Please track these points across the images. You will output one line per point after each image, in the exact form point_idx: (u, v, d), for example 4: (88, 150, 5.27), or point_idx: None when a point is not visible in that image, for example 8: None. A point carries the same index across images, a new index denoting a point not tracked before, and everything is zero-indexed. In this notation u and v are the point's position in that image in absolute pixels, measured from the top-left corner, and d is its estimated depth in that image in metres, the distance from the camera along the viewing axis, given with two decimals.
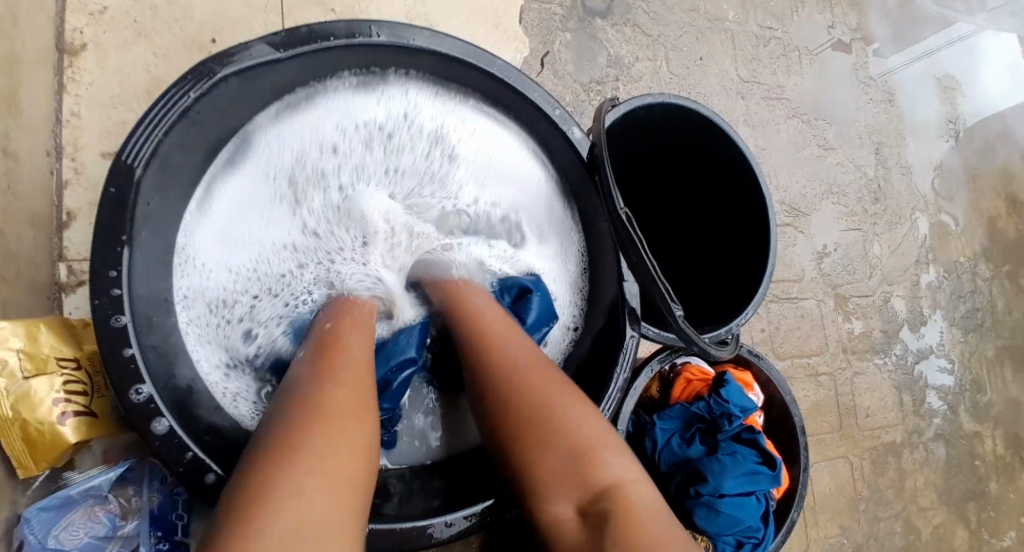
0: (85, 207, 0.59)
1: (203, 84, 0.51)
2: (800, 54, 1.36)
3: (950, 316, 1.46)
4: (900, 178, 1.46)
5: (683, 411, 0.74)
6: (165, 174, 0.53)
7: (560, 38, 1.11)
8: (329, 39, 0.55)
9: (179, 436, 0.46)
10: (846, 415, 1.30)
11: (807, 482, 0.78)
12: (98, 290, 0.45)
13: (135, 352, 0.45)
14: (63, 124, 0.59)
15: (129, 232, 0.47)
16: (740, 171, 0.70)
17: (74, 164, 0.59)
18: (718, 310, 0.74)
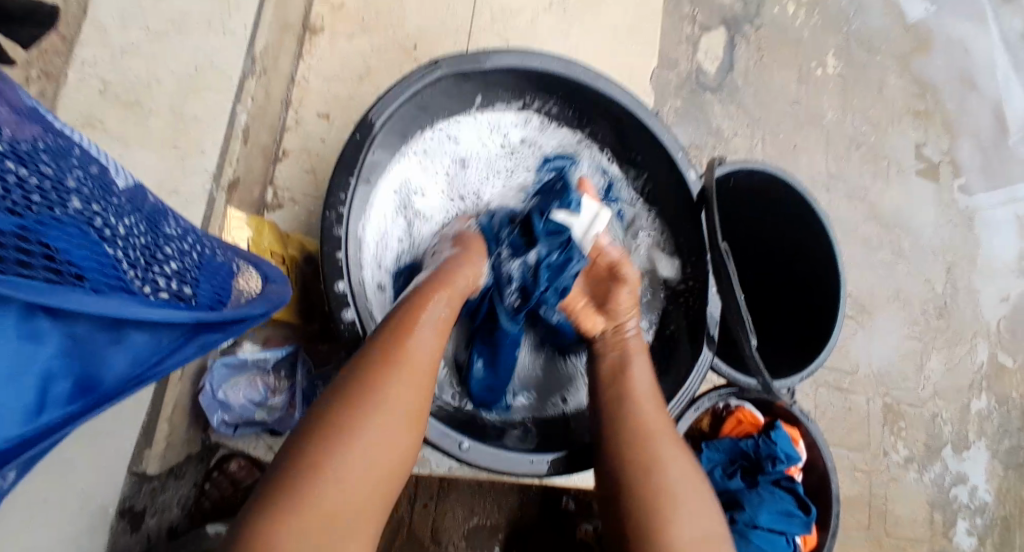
0: (296, 150, 0.72)
1: (432, 75, 0.62)
2: (888, 163, 1.45)
3: (993, 447, 1.47)
4: (966, 301, 1.50)
5: (730, 445, 0.81)
6: (388, 135, 0.64)
7: (670, 104, 1.25)
8: (530, 65, 0.66)
9: (357, 327, 0.56)
10: (876, 516, 1.32)
11: (832, 545, 0.83)
12: (328, 203, 0.56)
13: (343, 255, 0.56)
14: (295, 85, 0.74)
15: (358, 168, 0.58)
16: (815, 243, 0.80)
17: (296, 116, 0.73)
18: (788, 361, 0.83)
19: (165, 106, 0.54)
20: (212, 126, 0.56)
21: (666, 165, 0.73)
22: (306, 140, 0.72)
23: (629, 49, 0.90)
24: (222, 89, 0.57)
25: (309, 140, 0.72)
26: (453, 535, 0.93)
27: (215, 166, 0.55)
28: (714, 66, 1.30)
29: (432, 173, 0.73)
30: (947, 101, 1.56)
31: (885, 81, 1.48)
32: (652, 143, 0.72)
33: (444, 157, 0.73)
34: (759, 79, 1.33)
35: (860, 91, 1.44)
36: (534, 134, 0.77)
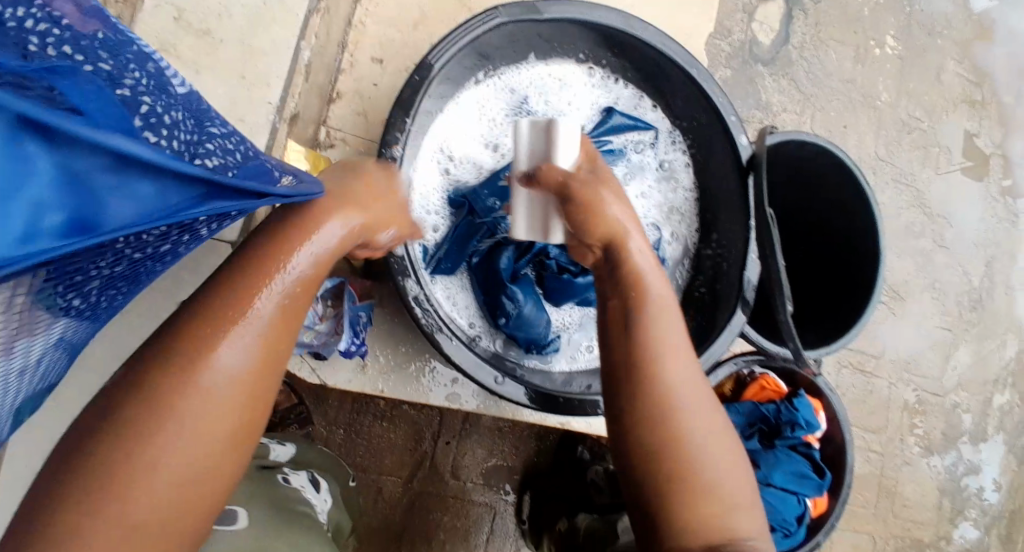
0: (350, 91, 0.73)
1: (491, 20, 0.62)
2: (939, 150, 1.41)
3: (1011, 443, 1.47)
4: (1003, 297, 1.47)
5: (752, 409, 0.82)
6: (445, 80, 0.65)
7: (720, 73, 1.23)
8: (585, 17, 0.66)
9: (406, 260, 0.60)
10: (884, 497, 1.33)
11: (841, 515, 0.85)
12: (384, 142, 0.57)
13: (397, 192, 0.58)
14: (352, 25, 0.74)
15: (415, 108, 0.58)
16: (860, 217, 0.79)
17: (352, 57, 0.73)
18: (819, 334, 0.84)
19: (234, 37, 0.56)
20: (276, 60, 0.57)
21: (716, 127, 0.72)
22: (360, 81, 0.73)
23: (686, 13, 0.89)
24: (287, 24, 0.58)
25: (363, 82, 0.73)
26: (472, 472, 0.99)
27: (278, 100, 0.57)
28: (769, 36, 1.26)
29: (488, 117, 0.71)
30: (1007, 92, 1.50)
31: (944, 66, 1.43)
32: (704, 101, 0.71)
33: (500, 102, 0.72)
34: (814, 54, 1.29)
35: (918, 74, 1.40)
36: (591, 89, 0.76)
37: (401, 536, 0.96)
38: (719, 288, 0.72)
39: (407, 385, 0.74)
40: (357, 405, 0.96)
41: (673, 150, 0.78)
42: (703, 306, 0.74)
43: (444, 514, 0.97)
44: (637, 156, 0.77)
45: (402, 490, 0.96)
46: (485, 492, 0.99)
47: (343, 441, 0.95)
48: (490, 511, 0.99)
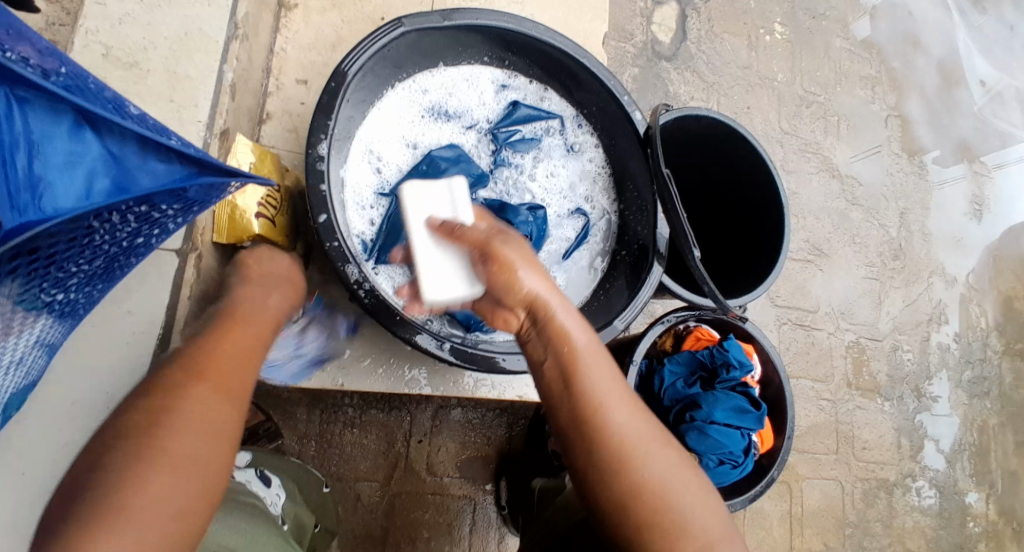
0: (278, 112, 0.79)
1: (393, 31, 0.68)
2: (839, 118, 1.54)
3: (955, 378, 1.57)
4: (921, 243, 1.59)
5: (690, 358, 0.89)
6: (359, 88, 0.71)
7: (628, 71, 1.33)
8: (478, 21, 0.73)
9: (343, 247, 0.64)
10: (844, 443, 1.41)
11: (789, 447, 0.91)
12: (309, 143, 0.63)
13: (326, 187, 0.63)
14: (274, 55, 0.81)
15: (334, 112, 0.64)
16: (757, 173, 0.88)
17: (277, 82, 0.80)
18: (739, 286, 0.92)
19: (161, 67, 0.62)
20: (202, 83, 0.64)
21: (612, 105, 0.79)
22: (287, 103, 0.79)
23: (581, 14, 0.98)
24: (209, 51, 0.64)
25: (290, 103, 0.80)
26: (447, 465, 1.02)
27: (207, 117, 0.63)
28: (667, 34, 1.38)
29: (404, 122, 0.78)
30: (892, 60, 1.66)
31: (831, 43, 1.57)
32: (599, 85, 0.79)
33: (413, 108, 0.79)
34: (711, 45, 1.42)
35: (808, 53, 1.53)
36: (495, 87, 0.83)
37: (385, 539, 0.97)
38: (635, 247, 0.79)
39: (366, 378, 0.79)
40: (328, 415, 0.99)
41: (580, 132, 0.85)
42: (621, 264, 0.80)
43: (425, 511, 1.00)
44: (546, 141, 0.85)
45: (381, 492, 0.98)
46: (462, 485, 1.02)
47: (317, 452, 0.98)
48: (470, 503, 1.02)
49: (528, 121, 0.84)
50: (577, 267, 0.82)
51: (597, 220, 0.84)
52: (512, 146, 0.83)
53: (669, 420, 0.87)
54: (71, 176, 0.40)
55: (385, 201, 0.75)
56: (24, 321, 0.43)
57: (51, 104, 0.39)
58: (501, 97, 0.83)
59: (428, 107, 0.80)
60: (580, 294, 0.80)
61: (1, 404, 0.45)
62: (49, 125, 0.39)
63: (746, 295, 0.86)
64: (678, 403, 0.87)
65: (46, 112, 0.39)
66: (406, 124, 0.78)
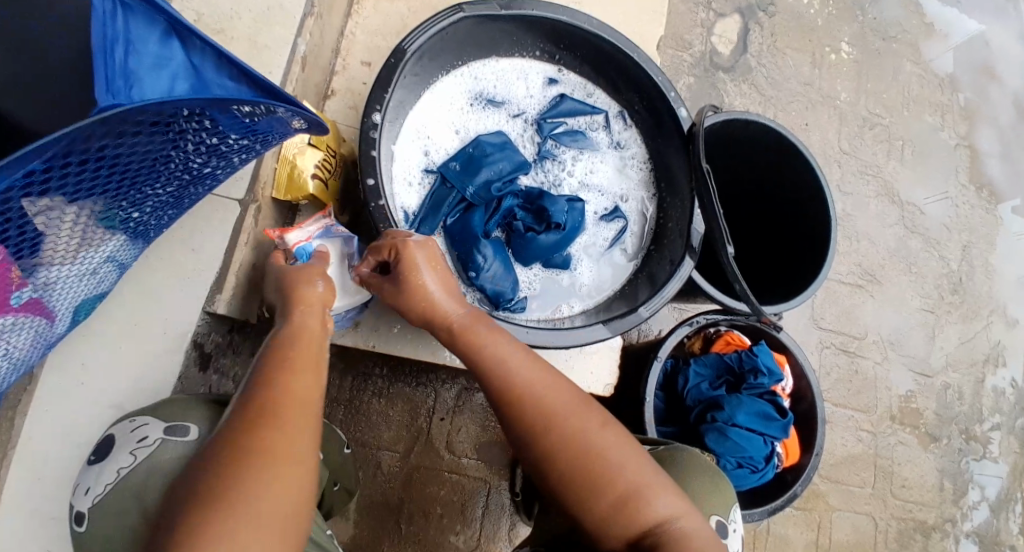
0: (343, 91, 0.84)
1: (453, 15, 0.73)
2: (902, 143, 1.51)
3: (1011, 425, 1.50)
4: (983, 279, 1.53)
5: (716, 361, 0.89)
6: (416, 67, 0.76)
7: (684, 80, 1.34)
8: (534, 11, 0.77)
9: (385, 208, 0.68)
10: (882, 477, 1.35)
11: (813, 469, 0.88)
12: (364, 111, 0.68)
13: (376, 154, 0.68)
14: (344, 36, 0.86)
15: (392, 85, 0.69)
16: (806, 183, 0.88)
17: (344, 62, 0.85)
18: (782, 295, 0.90)
19: (244, 37, 0.69)
20: (277, 53, 0.71)
21: (659, 101, 0.82)
22: (351, 83, 0.85)
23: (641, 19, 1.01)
24: (288, 25, 0.71)
25: (354, 83, 0.85)
26: (465, 446, 1.05)
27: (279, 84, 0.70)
28: (727, 46, 1.38)
29: (454, 105, 0.82)
30: (967, 89, 1.60)
31: (900, 67, 1.54)
32: (648, 82, 0.81)
33: (464, 94, 0.83)
34: (772, 60, 1.41)
35: (874, 75, 1.51)
36: (546, 79, 0.86)
37: (399, 509, 1.01)
38: (671, 242, 0.80)
39: (396, 344, 0.83)
40: (357, 382, 1.03)
41: (624, 126, 0.87)
42: (655, 258, 0.81)
43: (441, 489, 1.03)
44: (590, 134, 0.87)
45: (400, 463, 1.02)
46: (479, 466, 1.05)
47: (343, 417, 1.02)
48: (484, 486, 1.04)
49: (574, 116, 0.87)
50: (609, 259, 0.83)
51: (631, 217, 0.85)
52: (557, 138, 0.85)
53: (690, 421, 0.87)
54: (154, 81, 0.47)
55: (429, 177, 0.79)
56: (101, 236, 0.52)
57: (148, 15, 0.46)
58: (550, 89, 0.87)
59: (479, 93, 0.84)
60: (610, 286, 0.82)
61: (68, 308, 0.54)
62: (143, 31, 0.46)
63: (782, 306, 0.86)
64: (701, 404, 0.87)
65: (144, 21, 0.46)
66: (457, 108, 0.82)
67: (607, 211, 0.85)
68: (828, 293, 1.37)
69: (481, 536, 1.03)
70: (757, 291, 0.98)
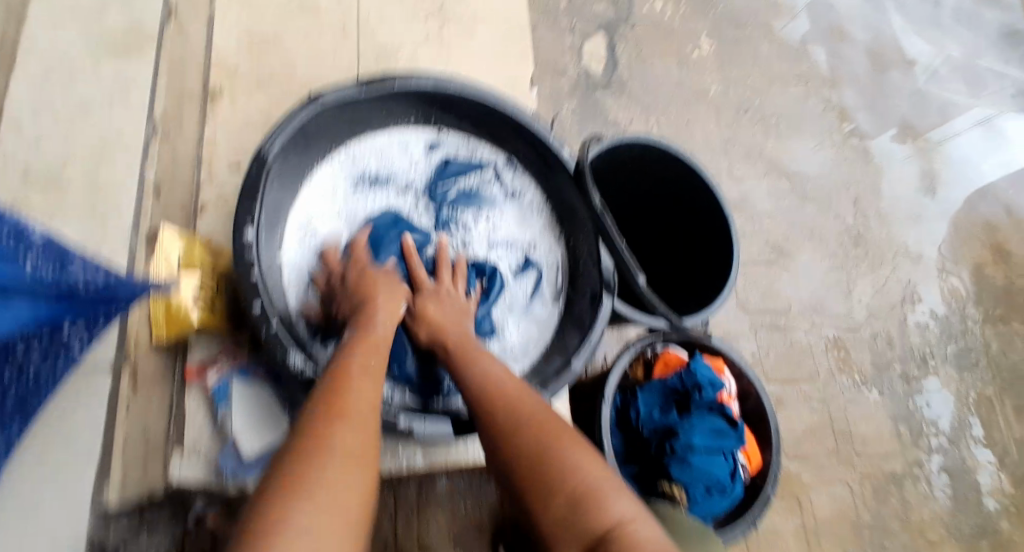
0: (214, 203, 0.78)
1: (313, 106, 0.69)
2: (777, 120, 1.58)
3: (941, 354, 1.58)
4: (879, 227, 1.62)
5: (660, 386, 0.88)
6: (283, 166, 0.71)
7: (566, 106, 1.35)
8: (395, 84, 0.74)
9: (278, 332, 0.62)
10: (842, 440, 1.40)
11: (779, 466, 0.88)
12: (234, 233, 0.62)
13: (256, 275, 0.62)
14: (204, 145, 0.80)
15: (261, 199, 0.64)
16: (697, 190, 0.89)
17: (209, 172, 0.79)
18: (696, 304, 0.91)
19: None
20: None
21: (542, 147, 0.81)
22: (222, 193, 0.78)
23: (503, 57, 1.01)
24: None
25: (224, 190, 0.79)
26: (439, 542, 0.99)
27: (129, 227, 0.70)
28: (599, 64, 1.41)
29: (336, 191, 0.78)
30: (820, 57, 1.71)
31: (757, 51, 1.62)
32: (525, 129, 0.81)
33: (345, 178, 0.79)
34: (642, 70, 1.45)
35: (736, 63, 1.58)
36: (427, 143, 0.84)
37: None
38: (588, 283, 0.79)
39: None
40: None
41: (514, 174, 0.86)
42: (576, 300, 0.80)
43: None
44: (483, 189, 0.85)
45: None
46: None
47: None
48: None
49: (461, 176, 0.85)
50: (529, 312, 0.82)
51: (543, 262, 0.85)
52: (451, 202, 0.84)
53: (650, 454, 0.85)
54: None
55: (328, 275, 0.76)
56: None
57: None
58: (433, 153, 0.84)
59: (360, 174, 0.80)
60: (540, 340, 0.79)
61: None
62: None
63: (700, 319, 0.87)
64: (656, 434, 0.86)
65: None
66: (340, 194, 0.79)
67: (520, 262, 0.84)
68: (747, 277, 1.41)
69: None
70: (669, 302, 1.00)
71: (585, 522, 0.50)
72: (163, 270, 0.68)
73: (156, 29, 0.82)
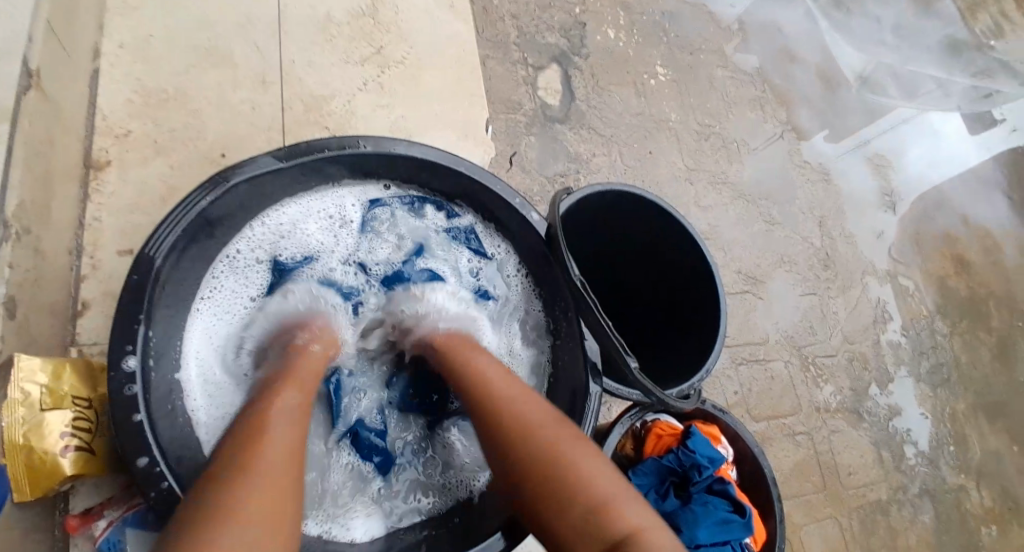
0: (97, 296, 0.72)
1: (218, 189, 0.60)
2: (739, 145, 1.53)
3: (916, 372, 1.56)
4: (846, 247, 1.59)
5: (655, 465, 0.84)
6: (180, 262, 0.63)
7: (525, 141, 1.24)
8: (323, 152, 0.66)
9: (170, 482, 0.54)
10: (829, 474, 1.33)
11: (784, 537, 0.85)
12: (113, 363, 0.54)
13: (141, 419, 0.54)
14: (86, 226, 0.73)
15: (145, 315, 0.57)
16: (676, 237, 0.88)
17: (92, 260, 0.73)
18: (685, 357, 0.88)
19: None
20: None
21: (507, 209, 0.74)
22: (108, 283, 0.72)
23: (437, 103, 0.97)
24: None
25: (112, 281, 0.73)
26: None
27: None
28: (554, 96, 1.32)
29: (248, 283, 0.75)
30: (775, 76, 1.68)
31: (712, 75, 1.57)
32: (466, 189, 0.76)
33: (256, 268, 0.75)
34: (600, 99, 1.38)
35: (694, 87, 1.53)
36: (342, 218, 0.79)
37: None
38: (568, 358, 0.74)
39: None
40: None
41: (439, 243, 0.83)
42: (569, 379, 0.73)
43: None
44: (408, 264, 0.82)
45: None
46: None
47: None
48: None
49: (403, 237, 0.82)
50: None
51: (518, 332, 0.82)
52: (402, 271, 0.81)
53: None
54: None
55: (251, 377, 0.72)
56: None
57: None
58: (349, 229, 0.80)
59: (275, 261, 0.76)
60: None
61: None
62: None
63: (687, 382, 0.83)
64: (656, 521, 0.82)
65: None
66: (255, 286, 0.75)
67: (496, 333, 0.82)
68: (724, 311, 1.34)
69: None
70: (653, 352, 0.96)
71: (598, 533, 0.53)
72: (20, 413, 0.56)
73: (11, 102, 0.60)
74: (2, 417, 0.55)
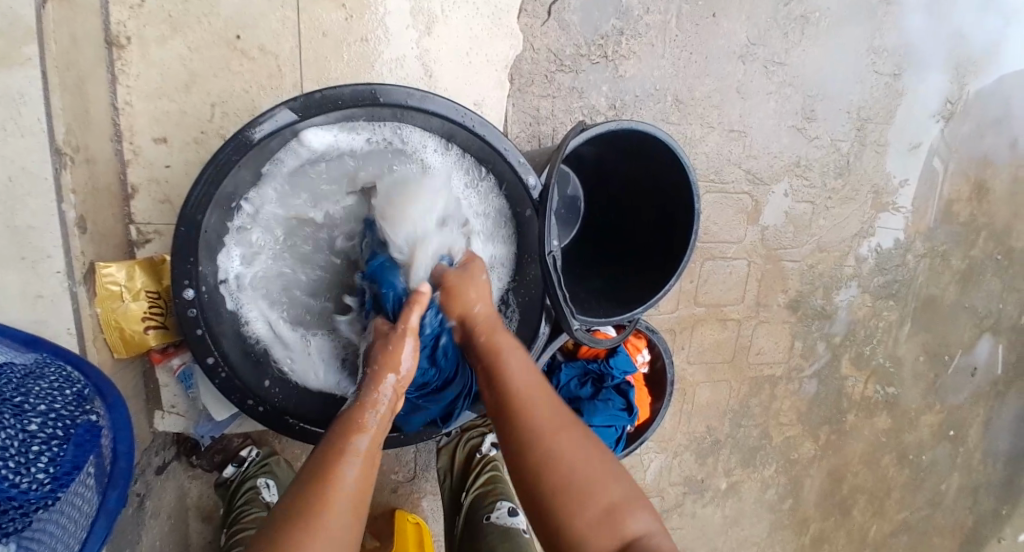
0: (142, 181, 0.97)
1: (242, 145, 0.72)
2: (818, 17, 1.35)
3: (865, 284, 1.65)
4: (871, 156, 1.53)
5: (581, 365, 1.10)
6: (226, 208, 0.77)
7: None
8: (338, 102, 0.73)
9: (220, 366, 0.79)
10: (740, 351, 1.58)
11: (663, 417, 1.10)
12: (176, 292, 0.75)
13: (200, 331, 0.77)
14: (120, 110, 0.94)
15: (195, 254, 0.75)
16: (675, 173, 0.92)
17: (132, 146, 0.95)
18: (643, 280, 1.00)
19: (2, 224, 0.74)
20: (45, 230, 0.77)
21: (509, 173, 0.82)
22: (149, 169, 0.97)
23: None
24: (39, 192, 0.76)
25: (151, 166, 0.97)
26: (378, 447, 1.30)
27: (63, 265, 0.79)
28: None
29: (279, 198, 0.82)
30: None
31: None
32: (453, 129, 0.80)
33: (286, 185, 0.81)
34: None
35: None
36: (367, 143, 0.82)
37: None
38: (540, 304, 0.88)
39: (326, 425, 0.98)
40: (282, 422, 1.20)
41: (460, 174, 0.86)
42: (534, 316, 0.89)
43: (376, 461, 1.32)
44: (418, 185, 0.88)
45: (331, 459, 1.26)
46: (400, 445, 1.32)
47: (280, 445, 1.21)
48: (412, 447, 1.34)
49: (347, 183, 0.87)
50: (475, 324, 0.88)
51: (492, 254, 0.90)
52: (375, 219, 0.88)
53: None
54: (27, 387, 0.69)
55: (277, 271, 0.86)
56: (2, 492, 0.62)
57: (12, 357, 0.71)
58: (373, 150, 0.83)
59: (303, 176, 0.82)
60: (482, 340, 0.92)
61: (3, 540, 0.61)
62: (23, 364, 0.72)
63: (632, 309, 0.96)
64: (569, 401, 1.07)
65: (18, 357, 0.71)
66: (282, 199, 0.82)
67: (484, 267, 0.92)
68: (714, 208, 1.40)
69: (413, 472, 1.35)
70: (616, 257, 1.07)
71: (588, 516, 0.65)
72: (109, 303, 0.89)
73: (32, 17, 0.73)
74: (99, 308, 0.88)
